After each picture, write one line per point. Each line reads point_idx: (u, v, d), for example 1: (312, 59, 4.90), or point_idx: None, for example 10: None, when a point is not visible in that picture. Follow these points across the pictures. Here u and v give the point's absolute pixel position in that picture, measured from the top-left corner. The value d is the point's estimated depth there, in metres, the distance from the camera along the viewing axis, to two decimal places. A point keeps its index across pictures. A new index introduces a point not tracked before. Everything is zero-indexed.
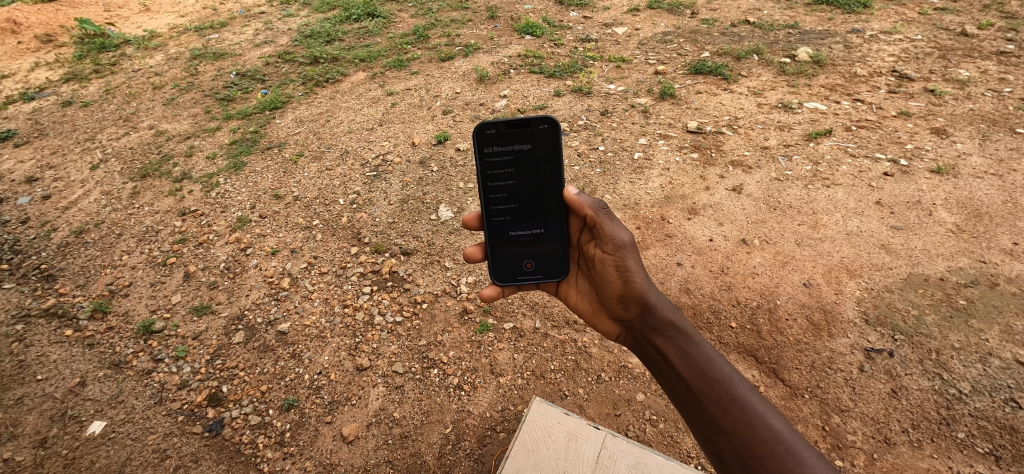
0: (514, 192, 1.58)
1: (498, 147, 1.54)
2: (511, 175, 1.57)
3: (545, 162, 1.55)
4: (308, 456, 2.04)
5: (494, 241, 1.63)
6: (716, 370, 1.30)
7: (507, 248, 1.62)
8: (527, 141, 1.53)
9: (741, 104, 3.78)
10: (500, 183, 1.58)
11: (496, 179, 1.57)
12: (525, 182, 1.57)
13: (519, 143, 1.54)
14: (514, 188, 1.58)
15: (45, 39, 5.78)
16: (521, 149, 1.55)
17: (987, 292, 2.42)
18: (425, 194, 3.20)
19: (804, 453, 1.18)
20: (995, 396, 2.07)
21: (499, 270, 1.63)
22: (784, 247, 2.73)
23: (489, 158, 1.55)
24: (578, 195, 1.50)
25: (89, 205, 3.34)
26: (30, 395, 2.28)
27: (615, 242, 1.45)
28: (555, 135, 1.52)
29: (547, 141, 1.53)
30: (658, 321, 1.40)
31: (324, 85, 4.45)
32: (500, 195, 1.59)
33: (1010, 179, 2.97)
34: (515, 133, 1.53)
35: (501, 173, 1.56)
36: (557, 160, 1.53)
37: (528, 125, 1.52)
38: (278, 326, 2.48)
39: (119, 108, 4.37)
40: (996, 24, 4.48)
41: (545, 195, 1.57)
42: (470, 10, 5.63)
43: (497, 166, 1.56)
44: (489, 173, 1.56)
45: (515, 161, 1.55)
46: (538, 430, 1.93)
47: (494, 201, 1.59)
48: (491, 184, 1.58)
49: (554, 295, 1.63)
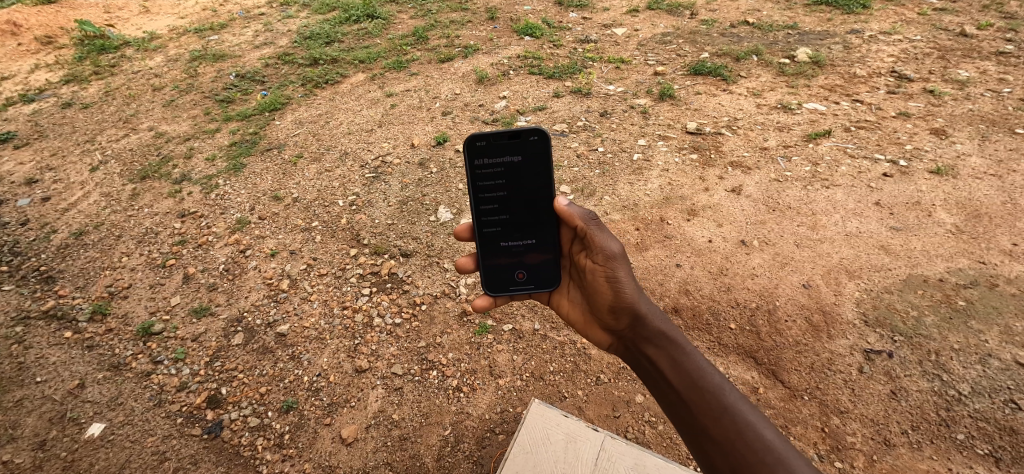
0: (505, 203, 1.58)
1: (489, 159, 1.54)
2: (503, 186, 1.57)
3: (536, 173, 1.54)
4: (307, 458, 2.04)
5: (485, 252, 1.63)
6: (707, 380, 1.29)
7: (499, 258, 1.63)
8: (518, 152, 1.53)
9: (741, 104, 3.78)
10: (491, 194, 1.57)
11: (487, 190, 1.57)
12: (516, 192, 1.57)
13: (510, 154, 1.53)
14: (506, 199, 1.58)
15: (45, 40, 5.78)
16: (512, 160, 1.54)
17: (987, 292, 2.42)
18: (425, 195, 3.20)
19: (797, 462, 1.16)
20: (995, 398, 2.07)
21: (490, 280, 1.64)
22: (784, 248, 2.73)
23: (480, 169, 1.55)
24: (568, 205, 1.49)
25: (89, 206, 3.34)
26: (30, 397, 2.28)
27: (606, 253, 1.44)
28: (545, 147, 1.51)
29: (537, 152, 1.52)
30: (649, 330, 1.40)
31: (324, 87, 4.46)
32: (491, 206, 1.59)
33: (1010, 180, 2.97)
34: (506, 144, 1.52)
35: (492, 185, 1.56)
36: (547, 170, 1.53)
37: (518, 136, 1.51)
38: (278, 328, 2.48)
39: (120, 110, 4.38)
40: (996, 24, 4.48)
41: (537, 205, 1.57)
42: (470, 11, 5.64)
43: (489, 177, 1.56)
44: (480, 184, 1.56)
45: (506, 172, 1.55)
46: (537, 431, 1.93)
47: (485, 212, 1.59)
48: (483, 195, 1.58)
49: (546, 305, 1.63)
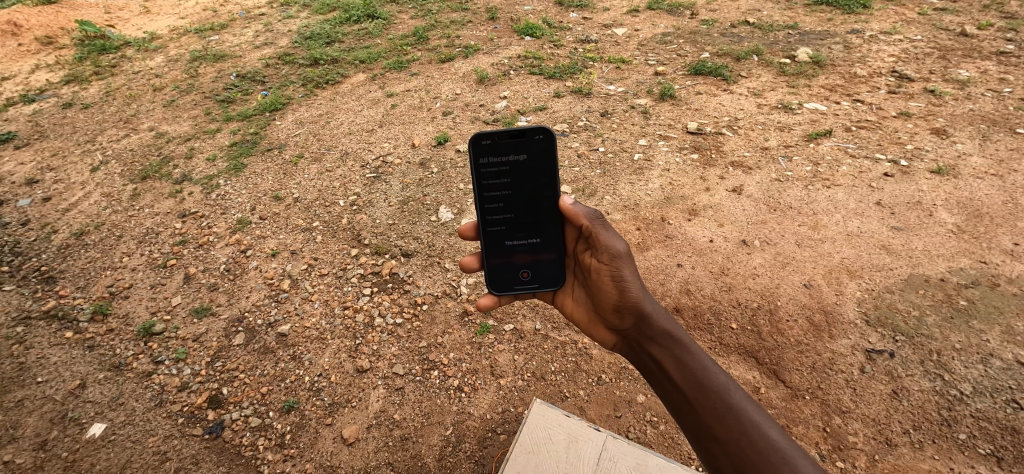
0: (509, 202, 1.58)
1: (493, 158, 1.54)
2: (507, 185, 1.56)
3: (541, 171, 1.54)
4: (308, 458, 2.04)
5: (489, 251, 1.62)
6: (712, 380, 1.29)
7: (503, 257, 1.62)
8: (523, 151, 1.53)
9: (741, 104, 3.78)
10: (495, 193, 1.57)
11: (492, 189, 1.57)
12: (521, 191, 1.57)
13: (514, 153, 1.53)
14: (510, 198, 1.57)
15: (45, 40, 5.77)
16: (517, 159, 1.54)
17: (988, 292, 2.42)
18: (426, 195, 3.20)
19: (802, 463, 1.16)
20: (996, 397, 2.07)
21: (494, 280, 1.63)
22: (785, 248, 2.72)
23: (485, 169, 1.54)
24: (573, 204, 1.49)
25: (89, 207, 3.34)
26: (30, 398, 2.28)
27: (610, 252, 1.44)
28: (550, 146, 1.51)
29: (542, 150, 1.52)
30: (653, 330, 1.40)
31: (325, 87, 4.46)
32: (495, 205, 1.58)
33: (1011, 179, 2.97)
34: (510, 143, 1.52)
35: (496, 184, 1.56)
36: (552, 169, 1.53)
37: (523, 135, 1.51)
38: (278, 328, 2.48)
39: (120, 110, 4.38)
40: (996, 24, 4.48)
41: (542, 204, 1.57)
42: (470, 12, 5.64)
43: (493, 176, 1.55)
44: (484, 183, 1.56)
45: (511, 171, 1.55)
46: (539, 431, 1.93)
47: (489, 210, 1.59)
48: (487, 193, 1.57)
49: (549, 304, 1.63)
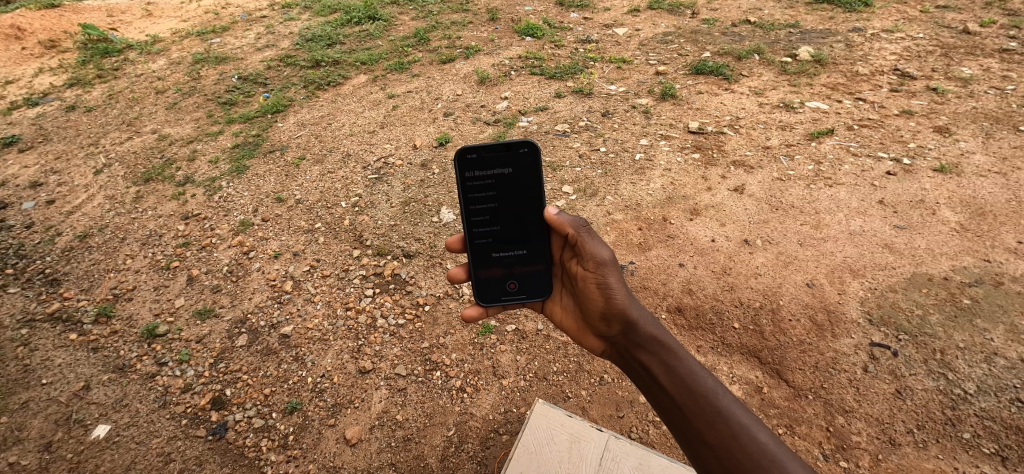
0: (496, 215, 1.57)
1: (479, 171, 1.53)
2: (494, 198, 1.56)
3: (526, 184, 1.54)
4: (311, 458, 2.04)
5: (476, 263, 1.63)
6: (700, 384, 1.29)
7: (489, 269, 1.62)
8: (509, 164, 1.52)
9: (742, 104, 3.77)
10: (481, 205, 1.57)
11: (478, 202, 1.57)
12: (507, 204, 1.56)
13: (500, 167, 1.53)
14: (497, 211, 1.57)
15: (48, 44, 5.81)
16: (502, 173, 1.54)
17: (992, 291, 2.41)
18: (427, 196, 3.20)
19: (790, 464, 1.16)
20: (1001, 397, 2.06)
21: (481, 292, 1.63)
22: (787, 247, 2.72)
23: (470, 182, 1.54)
24: (558, 214, 1.48)
25: (93, 209, 3.36)
26: (35, 399, 2.29)
27: (596, 259, 1.45)
28: (535, 160, 1.51)
29: (528, 164, 1.52)
30: (641, 336, 1.39)
31: (325, 89, 4.47)
32: (482, 218, 1.58)
33: (1014, 177, 2.96)
34: (496, 157, 1.52)
35: (482, 197, 1.56)
36: (539, 182, 1.53)
37: (508, 148, 1.51)
38: (281, 329, 2.49)
39: (123, 113, 4.40)
40: (999, 21, 4.46)
41: (528, 216, 1.56)
42: (471, 13, 5.65)
43: (479, 189, 1.55)
44: (471, 197, 1.56)
45: (496, 184, 1.55)
46: (541, 431, 1.94)
47: (476, 223, 1.59)
48: (473, 207, 1.57)
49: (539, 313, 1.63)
